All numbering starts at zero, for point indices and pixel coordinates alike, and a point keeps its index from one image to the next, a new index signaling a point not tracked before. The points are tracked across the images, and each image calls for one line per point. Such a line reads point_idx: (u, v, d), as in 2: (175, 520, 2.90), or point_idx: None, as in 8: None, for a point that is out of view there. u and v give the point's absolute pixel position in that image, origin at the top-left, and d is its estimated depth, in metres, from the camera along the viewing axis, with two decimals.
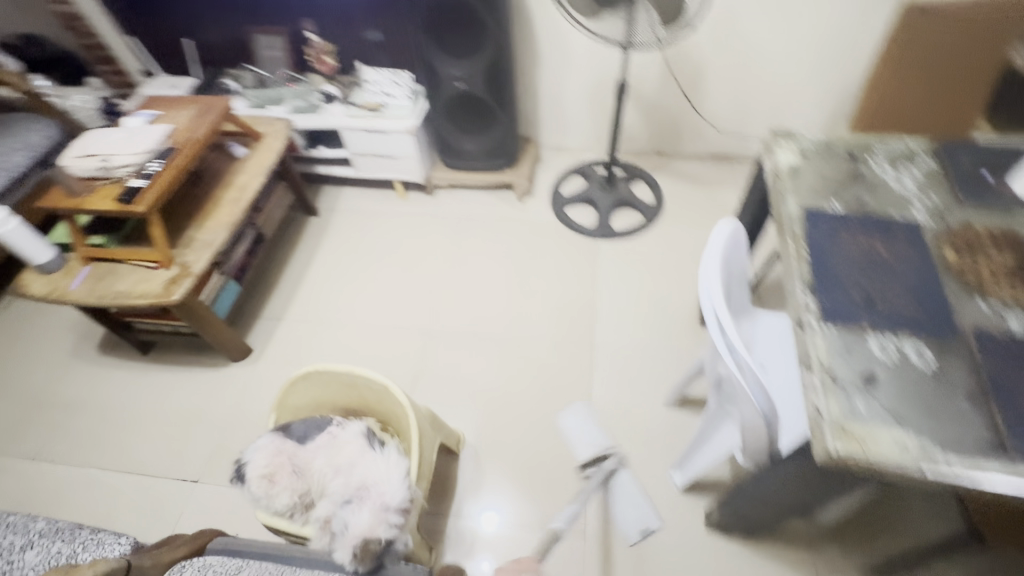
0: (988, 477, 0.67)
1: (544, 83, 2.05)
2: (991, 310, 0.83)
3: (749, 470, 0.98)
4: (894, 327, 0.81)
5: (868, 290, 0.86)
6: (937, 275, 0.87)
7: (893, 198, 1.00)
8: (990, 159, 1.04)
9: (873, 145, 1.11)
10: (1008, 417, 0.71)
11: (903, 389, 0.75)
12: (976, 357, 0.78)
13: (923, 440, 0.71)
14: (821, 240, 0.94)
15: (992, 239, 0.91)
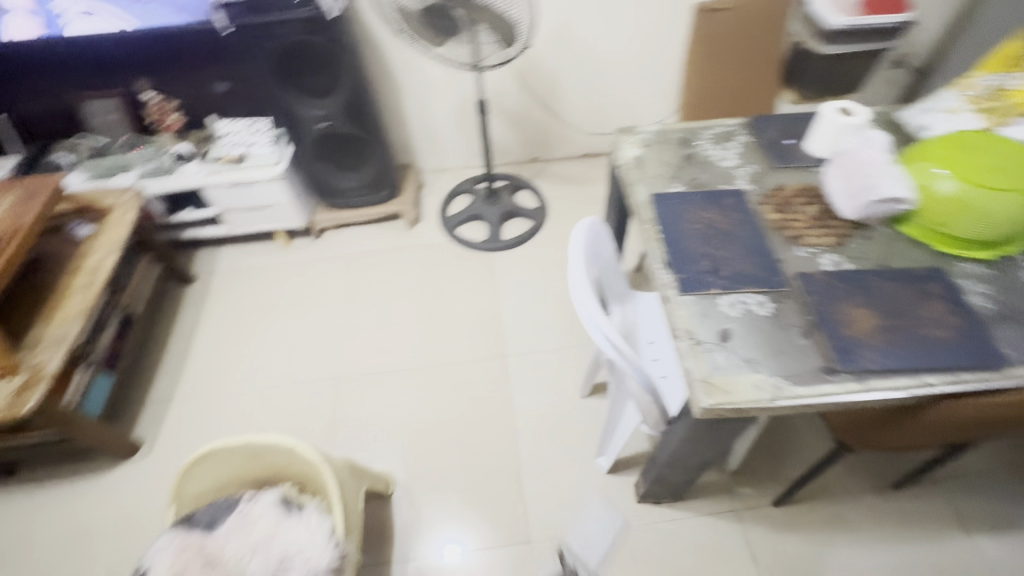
0: (826, 395, 0.80)
1: (411, 110, 2.08)
2: (808, 255, 0.98)
3: (657, 439, 1.07)
4: (738, 285, 0.93)
5: (713, 257, 0.97)
6: (765, 233, 1.01)
7: (720, 172, 1.15)
8: (790, 127, 1.23)
9: (700, 130, 1.26)
10: (833, 341, 0.85)
11: (752, 337, 0.86)
12: (803, 297, 0.91)
13: (774, 377, 0.82)
14: (670, 219, 1.05)
15: (800, 195, 1.07)
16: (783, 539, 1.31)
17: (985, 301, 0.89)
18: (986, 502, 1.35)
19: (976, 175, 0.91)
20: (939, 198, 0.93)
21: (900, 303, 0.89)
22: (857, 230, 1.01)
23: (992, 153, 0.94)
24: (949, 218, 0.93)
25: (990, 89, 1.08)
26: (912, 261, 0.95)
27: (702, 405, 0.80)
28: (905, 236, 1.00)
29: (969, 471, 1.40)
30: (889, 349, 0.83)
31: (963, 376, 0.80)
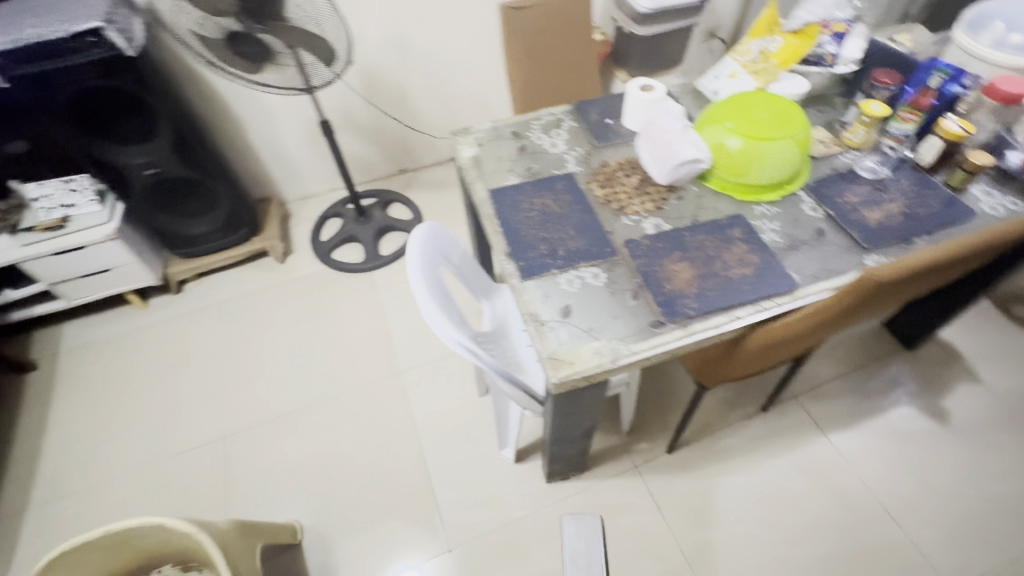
0: (656, 347, 0.88)
1: (258, 141, 1.97)
2: (632, 222, 1.06)
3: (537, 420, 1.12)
4: (573, 262, 0.99)
5: (549, 240, 1.03)
6: (593, 210, 1.09)
7: (551, 159, 1.22)
8: (609, 107, 1.32)
9: (530, 121, 1.32)
10: (658, 296, 0.93)
11: (589, 307, 0.93)
12: (630, 261, 0.99)
13: (611, 341, 0.88)
14: (508, 212, 1.09)
15: (621, 169, 1.17)
16: (677, 480, 1.44)
17: (775, 236, 1.03)
18: (833, 404, 1.56)
19: (756, 130, 1.08)
20: (733, 153, 1.08)
21: (710, 251, 1.00)
22: (671, 192, 1.12)
23: (763, 106, 1.11)
24: (744, 168, 1.08)
25: (757, 52, 1.24)
26: (717, 213, 1.08)
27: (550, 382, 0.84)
28: (710, 191, 1.12)
29: (817, 381, 1.61)
30: (703, 294, 0.93)
31: (763, 305, 0.92)
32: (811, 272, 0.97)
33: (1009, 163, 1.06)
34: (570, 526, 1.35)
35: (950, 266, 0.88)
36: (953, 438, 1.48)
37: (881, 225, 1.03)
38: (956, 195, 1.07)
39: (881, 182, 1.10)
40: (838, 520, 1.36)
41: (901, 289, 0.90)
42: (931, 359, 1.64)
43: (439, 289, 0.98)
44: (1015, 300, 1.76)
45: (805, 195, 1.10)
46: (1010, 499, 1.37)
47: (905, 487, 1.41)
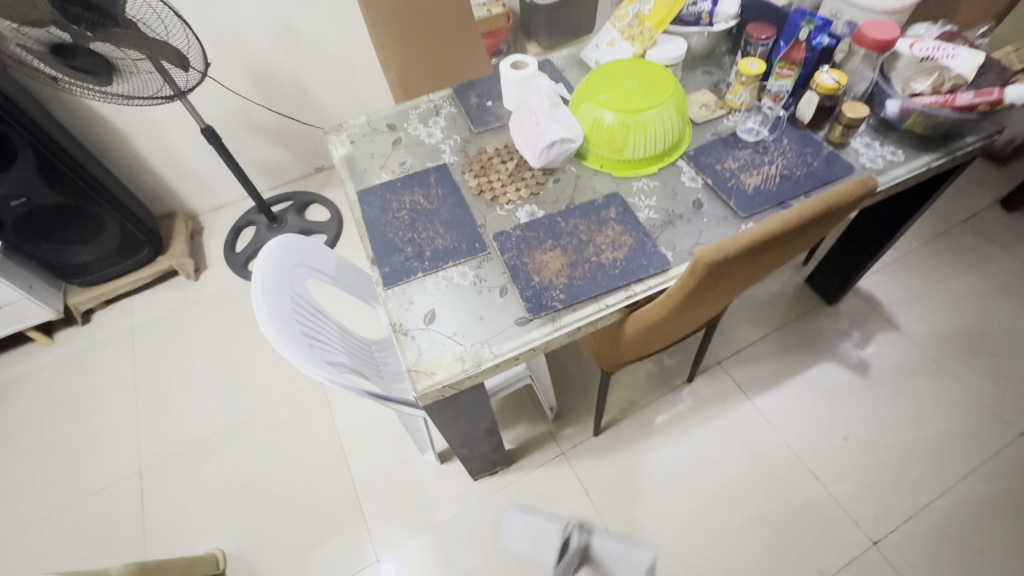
0: (522, 345, 0.84)
1: (151, 154, 1.85)
2: (505, 212, 1.01)
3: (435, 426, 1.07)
4: (440, 263, 0.94)
5: (417, 241, 0.97)
6: (465, 202, 1.03)
7: (427, 150, 1.15)
8: (490, 88, 1.25)
9: (407, 111, 1.24)
10: (526, 290, 0.89)
11: (455, 310, 0.88)
12: (499, 256, 0.94)
13: (474, 344, 0.84)
14: (375, 214, 1.03)
15: (498, 154, 1.11)
16: (605, 462, 1.43)
17: (652, 212, 0.99)
18: (758, 367, 1.56)
19: (628, 103, 1.03)
20: (609, 127, 1.03)
21: (582, 236, 0.95)
22: (547, 176, 1.07)
23: (633, 77, 1.07)
24: (621, 143, 1.03)
25: (633, 17, 1.18)
26: (593, 193, 1.03)
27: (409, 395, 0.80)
28: (588, 170, 1.07)
29: (742, 346, 1.61)
30: (572, 284, 0.89)
31: (634, 288, 0.89)
32: (685, 247, 0.93)
33: (887, 112, 1.03)
34: (508, 548, 1.32)
35: (806, 234, 0.82)
36: (872, 388, 1.50)
37: (758, 190, 0.99)
38: (836, 151, 1.04)
39: (761, 144, 1.07)
40: (761, 483, 1.37)
41: (761, 269, 0.86)
42: (853, 312, 1.64)
43: (296, 301, 0.92)
44: (935, 244, 1.76)
45: (684, 164, 1.06)
46: (927, 444, 1.40)
47: (827, 443, 1.42)
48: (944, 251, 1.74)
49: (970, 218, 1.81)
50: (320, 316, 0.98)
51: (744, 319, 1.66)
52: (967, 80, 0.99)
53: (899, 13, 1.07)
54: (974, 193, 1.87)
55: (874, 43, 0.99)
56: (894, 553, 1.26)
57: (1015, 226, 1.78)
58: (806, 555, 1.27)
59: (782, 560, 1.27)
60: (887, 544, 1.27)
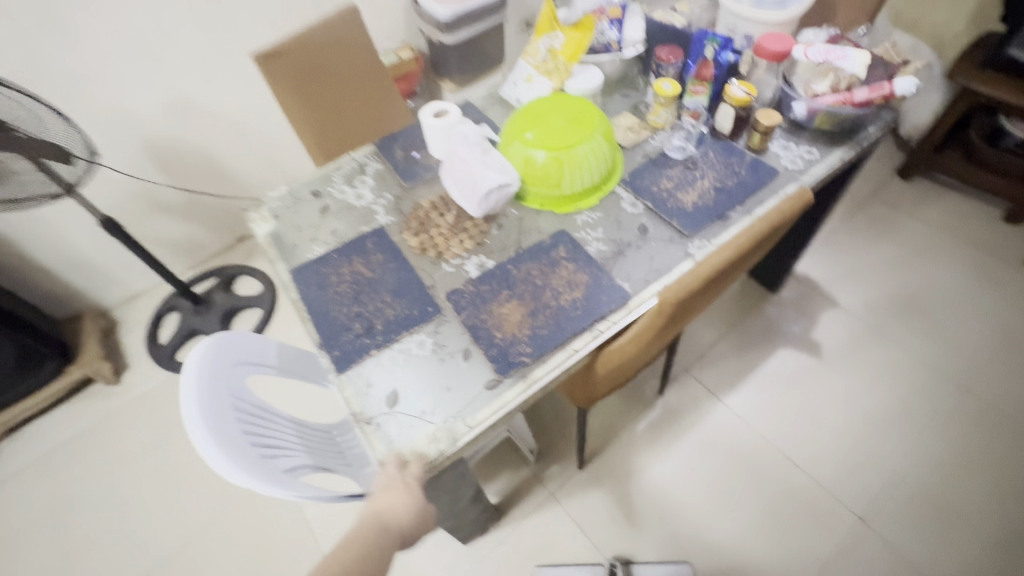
0: (497, 411, 0.79)
1: (43, 254, 1.65)
2: (453, 268, 0.97)
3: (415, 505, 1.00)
4: (394, 335, 0.87)
5: (365, 315, 0.90)
6: (409, 264, 0.98)
7: (359, 213, 1.09)
8: (414, 138, 1.21)
9: (330, 175, 1.17)
10: (491, 349, 0.84)
11: (420, 384, 0.82)
12: (456, 316, 0.89)
13: (447, 420, 0.78)
14: (314, 291, 0.95)
15: (435, 207, 1.06)
16: (595, 495, 1.40)
17: (601, 244, 0.98)
18: (722, 368, 1.59)
19: (558, 139, 1.02)
20: (543, 166, 1.01)
21: (537, 280, 0.92)
22: (490, 222, 1.03)
23: (557, 112, 1.07)
24: (559, 179, 1.02)
25: (546, 51, 1.18)
26: (540, 233, 1.01)
27: None
28: (530, 210, 1.05)
29: (703, 348, 1.64)
30: (537, 335, 0.85)
31: (599, 327, 0.87)
32: (641, 276, 0.93)
33: (796, 114, 1.09)
34: None
35: (752, 255, 0.89)
36: (828, 367, 1.57)
37: (697, 206, 1.01)
38: (759, 157, 1.09)
39: (690, 160, 1.09)
40: (749, 484, 1.39)
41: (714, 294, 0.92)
42: (796, 297, 1.72)
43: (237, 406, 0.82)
44: (853, 220, 1.89)
45: (623, 190, 1.06)
46: (887, 412, 1.47)
47: (800, 430, 1.46)
48: (861, 226, 1.87)
49: (876, 192, 1.96)
50: (266, 414, 0.88)
51: (698, 321, 1.70)
52: (860, 77, 1.06)
53: (787, 23, 1.15)
54: (875, 168, 2.03)
55: (775, 55, 1.06)
56: (882, 525, 1.30)
57: (914, 193, 1.95)
58: (804, 547, 1.29)
59: (783, 558, 1.28)
60: (874, 519, 1.31)
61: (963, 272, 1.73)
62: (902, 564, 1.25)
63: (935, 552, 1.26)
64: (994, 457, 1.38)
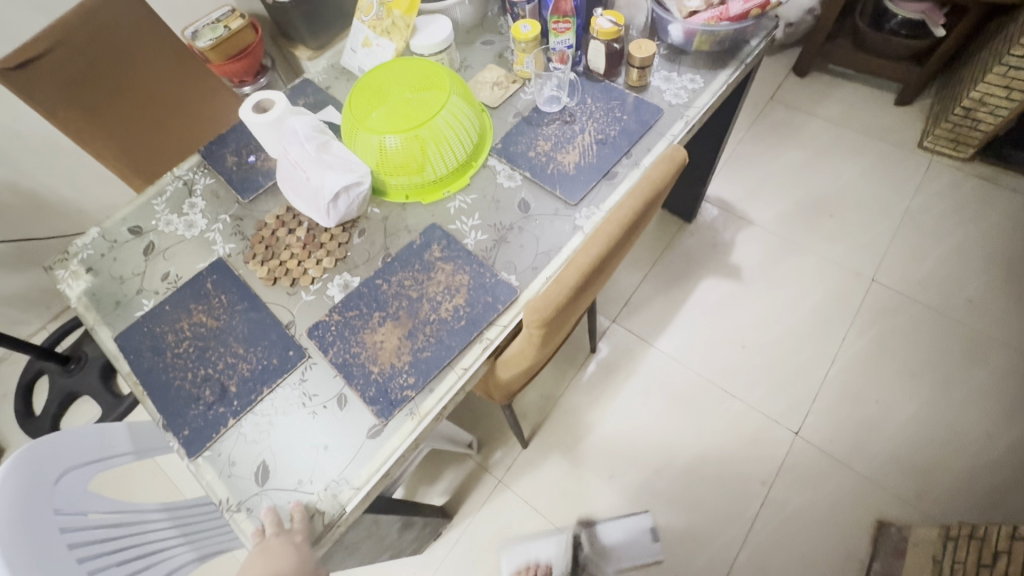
0: (385, 462, 0.68)
1: None
2: (314, 296, 0.82)
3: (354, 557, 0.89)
4: (254, 395, 0.74)
5: (214, 377, 0.76)
6: (261, 302, 0.82)
7: (193, 247, 0.90)
8: (246, 137, 1.00)
9: (151, 202, 0.95)
10: (368, 389, 0.72)
11: (291, 449, 0.70)
12: (324, 356, 0.76)
13: (328, 485, 0.67)
14: (149, 359, 0.78)
15: (282, 223, 0.89)
16: (543, 470, 1.36)
17: (480, 233, 0.85)
18: (649, 311, 1.55)
19: (408, 116, 0.85)
20: (399, 151, 0.85)
21: (411, 293, 0.80)
22: (350, 230, 0.87)
23: (401, 82, 0.89)
24: (421, 163, 0.87)
25: (378, 6, 0.99)
26: (409, 232, 0.87)
27: None
28: (395, 206, 0.90)
29: (630, 295, 1.58)
30: (418, 360, 0.74)
31: (488, 335, 0.76)
32: (528, 264, 0.81)
33: (673, 38, 0.99)
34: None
35: (636, 231, 0.75)
36: (750, 289, 1.56)
37: (581, 166, 0.89)
38: (640, 95, 0.97)
39: (567, 113, 0.96)
40: (689, 424, 1.39)
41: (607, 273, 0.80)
42: (711, 222, 1.68)
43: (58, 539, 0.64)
44: (756, 129, 1.84)
45: (497, 161, 0.92)
46: (809, 322, 1.49)
47: (733, 359, 1.46)
48: (765, 134, 1.83)
49: (775, 95, 1.91)
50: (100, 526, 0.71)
51: (621, 267, 1.63)
52: None
53: None
54: (771, 69, 1.97)
55: None
56: (815, 435, 1.34)
57: (811, 90, 1.91)
58: (748, 473, 1.32)
59: (730, 488, 1.30)
60: (807, 430, 1.35)
61: (865, 164, 1.73)
62: (837, 467, 1.30)
63: (865, 448, 1.31)
64: (907, 344, 1.43)
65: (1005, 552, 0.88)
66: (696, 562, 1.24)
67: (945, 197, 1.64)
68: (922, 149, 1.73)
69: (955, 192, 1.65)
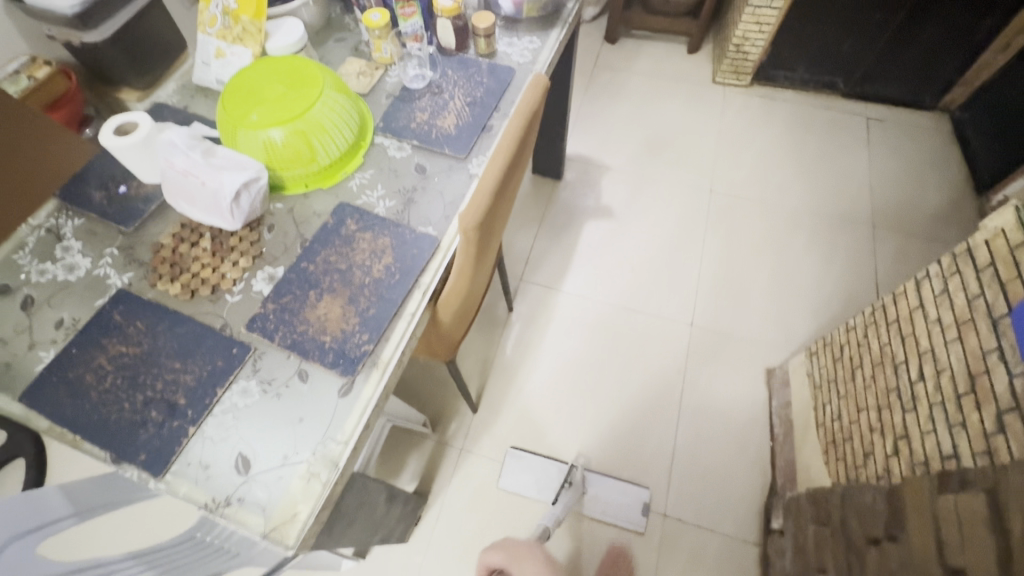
0: (364, 410, 0.72)
1: None
2: (241, 295, 0.82)
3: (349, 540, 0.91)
4: (207, 399, 0.73)
5: (158, 397, 0.73)
6: (184, 316, 0.80)
7: (84, 288, 0.83)
8: (109, 172, 0.95)
9: (11, 257, 0.86)
10: (326, 357, 0.76)
11: (265, 432, 0.71)
12: (272, 341, 0.77)
13: (314, 450, 0.69)
14: (73, 406, 0.73)
15: (182, 239, 0.87)
16: (498, 427, 1.45)
17: (388, 201, 0.91)
18: (550, 263, 1.71)
19: (286, 109, 0.88)
20: (288, 144, 0.88)
21: (339, 266, 0.84)
22: (257, 228, 0.88)
23: (271, 79, 0.92)
24: (312, 151, 0.91)
25: (223, 16, 1.00)
26: (318, 216, 0.90)
27: (290, 547, 0.64)
28: (297, 197, 0.92)
29: (529, 254, 1.73)
30: (366, 318, 0.79)
31: (423, 281, 0.83)
32: (440, 214, 0.89)
33: (505, 9, 1.14)
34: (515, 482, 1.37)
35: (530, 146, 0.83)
36: (623, 222, 1.79)
37: (460, 126, 1.00)
38: (491, 61, 1.10)
39: (433, 86, 1.06)
40: (608, 345, 1.57)
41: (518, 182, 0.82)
42: (578, 175, 1.90)
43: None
44: (590, 92, 2.11)
45: (383, 138, 0.99)
46: (675, 236, 1.76)
47: (626, 282, 1.68)
48: (598, 94, 2.10)
49: (598, 61, 2.20)
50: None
51: (513, 232, 1.77)
52: None
53: None
54: (589, 41, 2.26)
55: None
56: (704, 321, 1.60)
57: (623, 53, 2.23)
58: (665, 368, 1.53)
59: (655, 384, 1.51)
60: (698, 319, 1.61)
61: (679, 104, 2.08)
62: (726, 339, 1.57)
63: (742, 319, 1.60)
64: (748, 232, 1.77)
65: (847, 343, 1.15)
66: (647, 453, 1.41)
67: (741, 116, 2.04)
68: (716, 84, 2.14)
69: (747, 111, 2.06)
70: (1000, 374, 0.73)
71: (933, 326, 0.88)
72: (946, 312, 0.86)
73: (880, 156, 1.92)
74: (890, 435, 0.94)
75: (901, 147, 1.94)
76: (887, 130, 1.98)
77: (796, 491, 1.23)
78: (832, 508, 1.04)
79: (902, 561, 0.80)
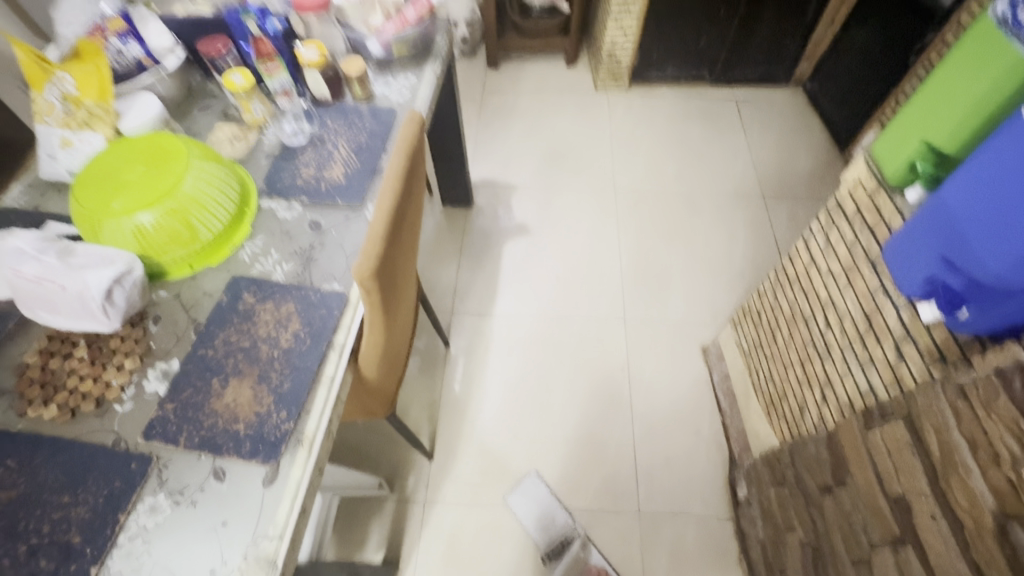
0: (296, 494, 0.66)
1: None
2: (132, 403, 0.73)
3: None
4: (109, 529, 0.63)
5: (46, 542, 0.63)
6: (67, 441, 0.69)
7: None
8: None
9: None
10: (244, 447, 0.69)
11: (185, 547, 0.63)
12: (178, 444, 0.69)
13: (245, 554, 0.62)
14: None
15: (52, 353, 0.76)
16: (459, 468, 1.39)
17: (285, 265, 0.86)
18: (477, 290, 1.70)
19: (150, 190, 0.81)
20: (160, 227, 0.81)
21: (241, 344, 0.77)
22: (142, 323, 0.80)
23: (129, 161, 0.84)
24: (190, 229, 0.84)
25: (62, 102, 0.91)
26: (210, 295, 0.83)
27: None
28: (183, 280, 0.85)
29: (455, 285, 1.71)
30: (281, 394, 0.73)
31: (339, 341, 0.78)
32: (343, 268, 0.85)
33: (375, 53, 1.13)
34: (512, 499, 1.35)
35: (418, 184, 0.81)
36: (540, 235, 1.83)
37: (349, 175, 0.97)
38: (371, 104, 1.09)
39: (314, 139, 1.03)
40: (551, 358, 1.57)
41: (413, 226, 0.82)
42: (488, 199, 1.92)
43: None
44: (482, 118, 2.15)
45: (270, 201, 0.94)
46: (591, 239, 1.82)
47: (555, 293, 1.70)
48: (491, 119, 2.15)
49: (484, 88, 2.26)
50: None
51: (436, 267, 1.75)
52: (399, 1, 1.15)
53: None
54: (472, 70, 2.32)
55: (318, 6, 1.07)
56: (636, 314, 1.65)
57: (507, 76, 2.30)
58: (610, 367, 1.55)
59: (603, 386, 1.52)
60: (630, 313, 1.65)
61: (569, 115, 2.17)
62: (659, 327, 1.63)
63: (669, 304, 1.67)
64: (656, 222, 1.86)
65: (762, 307, 1.22)
66: (610, 455, 1.41)
67: (627, 117, 2.17)
68: (598, 91, 2.26)
69: (631, 111, 2.18)
70: (890, 309, 0.80)
71: (827, 277, 0.95)
72: (834, 263, 0.93)
73: (754, 133, 2.10)
74: (816, 385, 1.00)
75: (770, 122, 2.13)
76: (753, 108, 2.18)
77: (752, 458, 1.28)
78: (784, 466, 1.09)
79: (853, 502, 0.84)
